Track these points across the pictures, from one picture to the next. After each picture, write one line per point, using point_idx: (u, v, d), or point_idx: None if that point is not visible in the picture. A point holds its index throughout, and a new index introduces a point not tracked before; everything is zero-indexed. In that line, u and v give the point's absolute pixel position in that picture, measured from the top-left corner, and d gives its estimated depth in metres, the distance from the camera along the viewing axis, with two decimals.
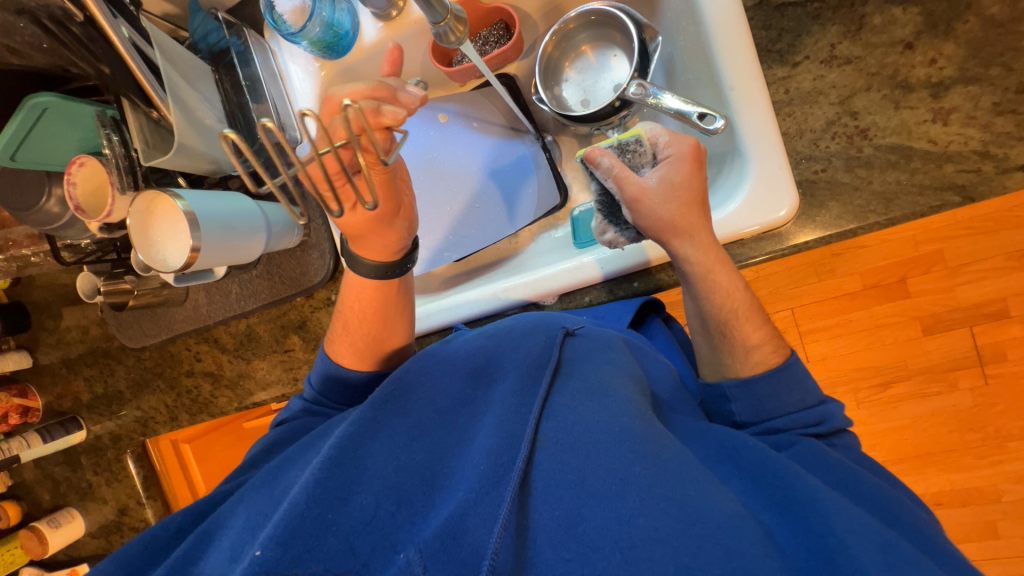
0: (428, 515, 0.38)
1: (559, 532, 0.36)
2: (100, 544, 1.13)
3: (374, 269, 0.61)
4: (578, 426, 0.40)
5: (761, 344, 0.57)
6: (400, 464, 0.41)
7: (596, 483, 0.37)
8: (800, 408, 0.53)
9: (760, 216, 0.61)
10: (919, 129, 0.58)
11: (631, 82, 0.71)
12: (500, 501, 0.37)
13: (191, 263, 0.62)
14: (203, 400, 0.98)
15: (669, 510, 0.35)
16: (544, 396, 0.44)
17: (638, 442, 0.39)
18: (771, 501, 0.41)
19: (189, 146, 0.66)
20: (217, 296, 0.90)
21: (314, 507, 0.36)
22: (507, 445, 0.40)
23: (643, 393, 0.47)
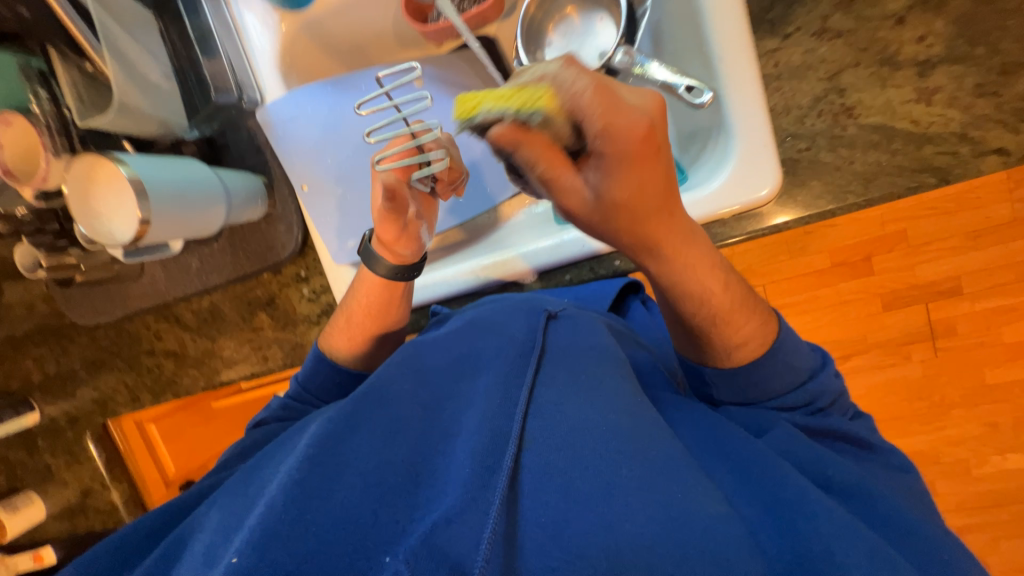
0: (414, 519, 0.38)
1: (546, 540, 0.35)
2: (65, 525, 1.11)
3: (389, 270, 0.64)
4: (567, 425, 0.40)
5: (745, 342, 0.48)
6: (382, 460, 0.42)
7: (584, 485, 0.37)
8: (787, 391, 0.48)
9: (740, 195, 0.60)
10: (903, 109, 0.58)
11: (617, 50, 0.67)
12: (493, 495, 0.37)
13: (141, 237, 0.56)
14: (166, 380, 0.93)
15: (657, 517, 0.35)
16: (528, 390, 0.44)
17: (625, 442, 0.39)
18: (759, 498, 0.40)
19: (131, 107, 0.59)
20: (175, 271, 0.84)
21: (290, 509, 0.37)
22: (491, 446, 0.40)
23: (635, 385, 0.48)
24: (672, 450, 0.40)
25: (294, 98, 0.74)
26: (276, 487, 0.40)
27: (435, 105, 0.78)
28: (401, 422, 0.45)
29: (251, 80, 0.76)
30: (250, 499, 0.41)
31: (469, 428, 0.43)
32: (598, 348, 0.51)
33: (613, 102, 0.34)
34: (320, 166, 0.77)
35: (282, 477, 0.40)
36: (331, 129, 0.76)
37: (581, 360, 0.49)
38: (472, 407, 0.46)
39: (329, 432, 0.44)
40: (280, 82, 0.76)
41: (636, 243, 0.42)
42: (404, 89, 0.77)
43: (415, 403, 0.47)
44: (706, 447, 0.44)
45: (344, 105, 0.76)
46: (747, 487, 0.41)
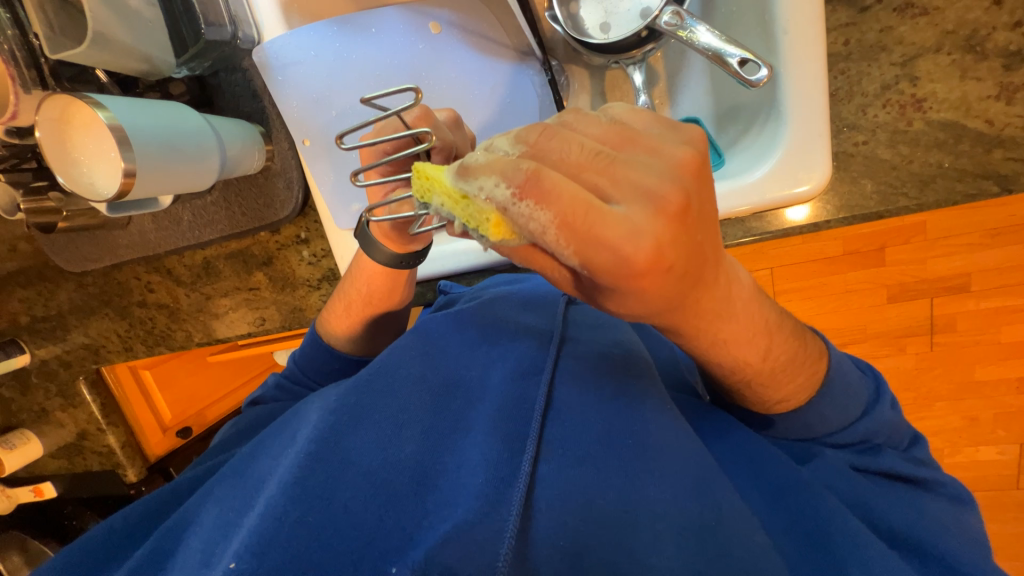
0: (423, 523, 0.39)
1: (559, 561, 0.37)
2: (63, 464, 1.09)
3: (389, 259, 0.61)
4: (587, 440, 0.42)
5: (786, 393, 0.45)
6: (386, 458, 0.42)
7: (603, 508, 0.39)
8: (835, 427, 0.47)
9: (781, 189, 0.55)
10: (979, 107, 0.52)
11: (665, 9, 0.59)
12: (510, 506, 0.38)
13: (126, 192, 0.51)
14: (159, 333, 0.91)
15: (688, 546, 0.37)
16: (546, 395, 0.45)
17: (650, 461, 0.41)
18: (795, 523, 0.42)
19: (109, 38, 0.52)
20: (166, 223, 0.79)
21: (293, 509, 0.38)
22: (508, 455, 0.41)
23: (659, 394, 0.47)
24: (697, 467, 0.42)
25: (295, 37, 0.66)
26: (281, 483, 0.40)
27: (452, 56, 0.70)
28: (411, 417, 0.45)
29: (246, 12, 0.67)
30: (249, 500, 0.43)
31: (480, 431, 0.44)
32: (614, 351, 0.51)
33: (597, 233, 0.28)
34: (323, 118, 0.69)
35: (286, 472, 0.41)
36: (335, 76, 0.68)
37: (598, 364, 0.49)
38: (483, 404, 0.46)
39: (336, 428, 0.44)
40: (280, 19, 0.68)
41: (668, 323, 0.36)
42: (420, 36, 0.69)
43: (426, 398, 0.47)
44: (739, 461, 0.45)
45: (351, 49, 0.68)
46: (771, 503, 0.43)
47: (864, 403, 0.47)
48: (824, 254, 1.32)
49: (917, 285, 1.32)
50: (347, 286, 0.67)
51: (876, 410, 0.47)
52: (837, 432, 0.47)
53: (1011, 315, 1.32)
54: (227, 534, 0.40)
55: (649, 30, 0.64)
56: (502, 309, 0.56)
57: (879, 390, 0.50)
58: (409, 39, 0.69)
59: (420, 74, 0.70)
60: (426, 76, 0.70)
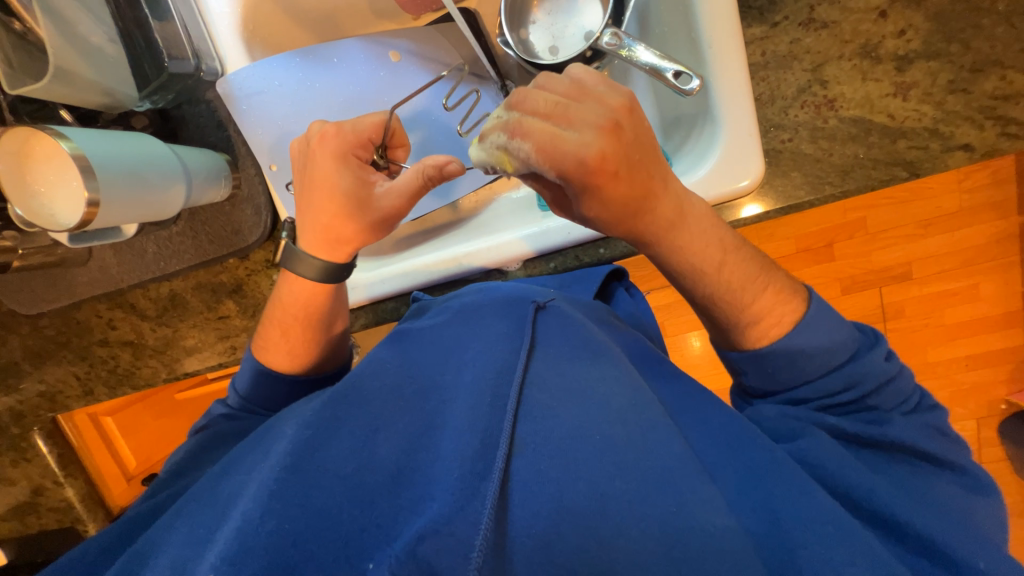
0: (399, 522, 0.39)
1: (537, 552, 0.37)
2: (15, 525, 1.01)
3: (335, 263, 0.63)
4: (558, 430, 0.42)
5: (760, 318, 0.50)
6: (363, 461, 0.42)
7: (576, 497, 0.39)
8: (822, 373, 0.49)
9: (721, 186, 0.61)
10: (881, 103, 0.59)
11: (605, 31, 0.65)
12: (484, 499, 0.38)
13: (89, 220, 0.50)
14: (123, 371, 0.87)
15: (651, 532, 0.37)
16: (519, 389, 0.45)
17: (619, 453, 0.41)
18: (758, 502, 0.41)
19: (72, 74, 0.53)
20: (130, 256, 0.78)
21: (268, 521, 0.38)
22: (482, 452, 0.41)
23: (637, 384, 0.48)
24: (673, 454, 0.42)
25: (258, 69, 0.69)
26: (257, 496, 0.40)
27: (412, 82, 0.74)
28: (387, 420, 0.46)
29: (210, 48, 0.70)
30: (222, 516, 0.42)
31: (456, 427, 0.43)
32: (588, 339, 0.52)
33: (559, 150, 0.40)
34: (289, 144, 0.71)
35: (263, 485, 0.40)
36: (300, 103, 0.71)
37: (573, 356, 0.50)
38: (456, 402, 0.46)
39: (311, 440, 0.44)
40: (242, 49, 0.71)
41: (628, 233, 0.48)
42: (381, 65, 0.73)
43: (401, 403, 0.47)
44: (715, 451, 0.45)
45: (314, 78, 0.71)
46: (742, 486, 0.43)
47: (851, 351, 0.49)
48: (780, 253, 1.41)
49: (865, 276, 1.42)
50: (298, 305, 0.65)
51: (864, 357, 0.49)
52: (820, 378, 0.49)
53: (950, 298, 1.43)
54: (199, 551, 0.39)
55: (594, 51, 0.70)
56: (477, 310, 0.57)
57: (874, 345, 0.50)
58: (370, 66, 0.73)
59: (383, 97, 0.74)
60: (388, 100, 0.74)
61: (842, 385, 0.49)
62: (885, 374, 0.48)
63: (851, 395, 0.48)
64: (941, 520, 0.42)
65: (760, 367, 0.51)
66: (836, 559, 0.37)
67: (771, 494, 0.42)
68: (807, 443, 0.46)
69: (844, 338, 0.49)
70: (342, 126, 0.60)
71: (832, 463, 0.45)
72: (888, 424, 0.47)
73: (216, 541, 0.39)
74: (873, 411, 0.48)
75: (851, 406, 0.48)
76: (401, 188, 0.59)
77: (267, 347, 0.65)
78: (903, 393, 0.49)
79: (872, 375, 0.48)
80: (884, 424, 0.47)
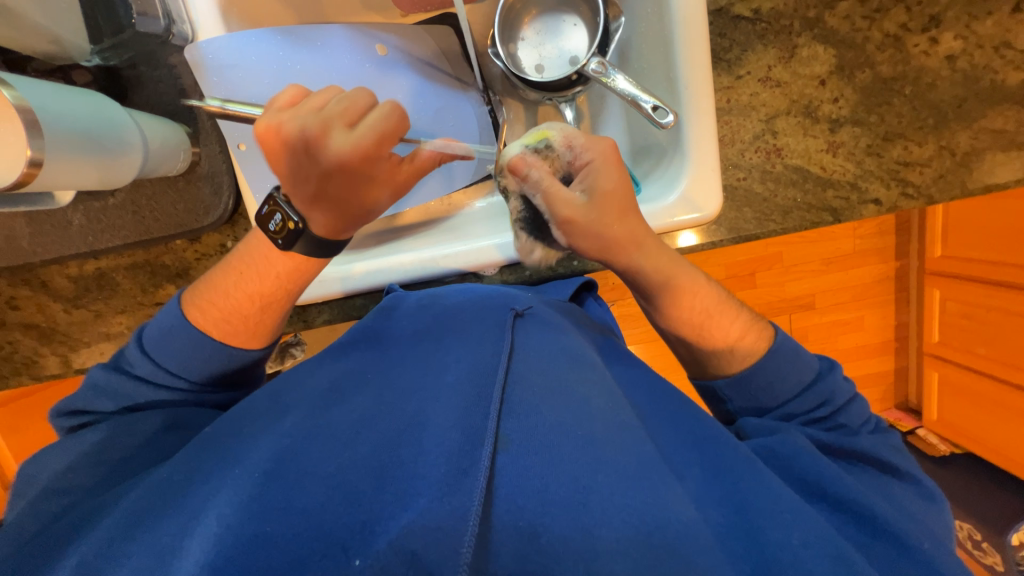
0: (385, 519, 0.33)
1: (522, 543, 0.33)
2: None
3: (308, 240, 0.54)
4: (541, 428, 0.39)
5: (743, 335, 0.55)
6: (343, 462, 0.37)
7: (560, 492, 0.35)
8: (798, 390, 0.53)
9: (684, 212, 0.68)
10: (817, 157, 0.70)
11: (592, 59, 0.70)
12: (472, 493, 0.34)
13: (26, 182, 0.44)
14: (20, 358, 0.75)
15: (630, 520, 0.35)
16: (502, 390, 0.41)
17: (600, 447, 0.38)
18: (726, 496, 0.41)
19: (17, 14, 0.46)
20: (50, 226, 0.68)
21: (247, 525, 0.34)
22: (467, 448, 0.37)
23: (612, 391, 0.47)
24: (648, 450, 0.41)
25: (235, 42, 0.64)
26: (232, 499, 0.36)
27: (398, 78, 0.74)
28: (366, 420, 0.40)
29: (180, 10, 0.64)
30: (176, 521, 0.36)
31: (439, 424, 0.39)
32: (569, 348, 0.50)
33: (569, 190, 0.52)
34: None
35: (237, 491, 0.36)
36: (276, 84, 0.67)
37: (554, 359, 0.48)
38: (439, 402, 0.41)
39: (289, 445, 0.39)
40: (218, 20, 0.66)
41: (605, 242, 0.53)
42: (367, 57, 0.72)
43: (379, 401, 0.42)
44: (685, 450, 0.44)
45: (294, 60, 0.68)
46: (714, 479, 0.42)
47: (816, 371, 0.54)
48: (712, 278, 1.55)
49: (779, 303, 1.61)
50: (255, 281, 0.55)
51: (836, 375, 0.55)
52: (794, 399, 0.53)
53: (843, 327, 1.67)
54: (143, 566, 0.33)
55: (579, 76, 0.75)
56: (455, 319, 0.54)
57: (833, 367, 0.56)
58: (356, 57, 0.71)
59: (367, 90, 0.73)
60: (372, 92, 0.73)
61: (814, 403, 0.53)
62: (847, 393, 0.54)
63: (825, 412, 0.52)
64: (901, 517, 0.44)
65: (742, 391, 0.55)
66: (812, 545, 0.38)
67: (736, 487, 0.41)
68: (783, 439, 0.48)
69: (808, 358, 0.55)
70: (355, 147, 0.51)
71: (803, 459, 0.46)
72: (854, 436, 0.51)
73: (171, 547, 0.34)
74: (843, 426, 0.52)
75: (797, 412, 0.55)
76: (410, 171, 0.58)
77: (207, 324, 0.54)
78: (862, 414, 0.54)
79: (836, 393, 0.53)
80: (851, 436, 0.51)
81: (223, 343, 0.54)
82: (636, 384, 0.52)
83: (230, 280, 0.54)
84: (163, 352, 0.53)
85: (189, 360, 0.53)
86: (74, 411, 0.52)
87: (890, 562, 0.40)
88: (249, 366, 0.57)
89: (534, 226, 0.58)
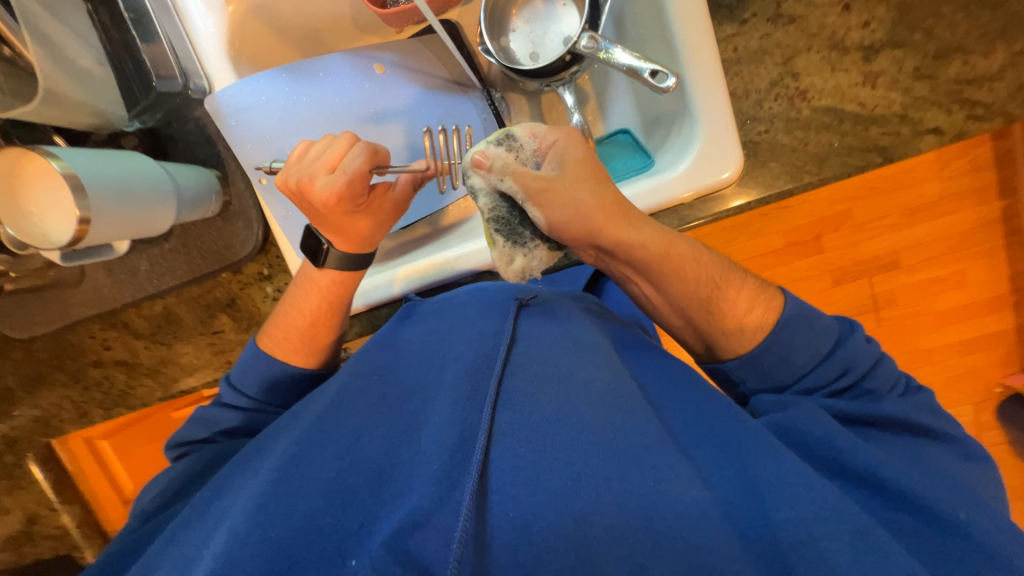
0: (380, 516, 0.34)
1: (516, 537, 0.33)
2: (12, 557, 0.97)
3: (340, 261, 0.62)
4: (535, 414, 0.39)
5: (748, 310, 0.51)
6: (346, 464, 0.38)
7: (553, 479, 0.35)
8: (816, 361, 0.49)
9: (705, 178, 0.63)
10: (851, 93, 0.61)
11: (582, 35, 0.67)
12: (464, 488, 0.34)
13: (81, 238, 0.51)
14: (117, 391, 0.86)
15: (627, 504, 0.34)
16: (498, 379, 0.42)
17: (595, 431, 0.38)
18: (737, 475, 0.39)
19: (60, 95, 0.54)
20: (122, 275, 0.78)
21: (254, 530, 0.34)
22: (460, 443, 0.37)
23: (614, 374, 0.45)
24: (649, 434, 0.39)
25: (246, 85, 0.70)
26: (244, 509, 0.36)
27: (397, 91, 0.76)
28: (369, 422, 0.41)
29: (196, 65, 0.70)
30: (213, 528, 0.38)
31: (435, 420, 0.39)
32: (571, 333, 0.49)
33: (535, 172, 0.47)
34: (276, 157, 0.72)
35: (250, 499, 0.37)
36: (288, 118, 0.73)
37: (556, 346, 0.47)
38: (437, 400, 0.41)
39: (292, 455, 0.40)
40: (230, 68, 0.71)
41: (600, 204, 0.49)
42: (366, 76, 0.75)
43: (381, 402, 0.43)
44: (693, 431, 0.42)
45: (300, 92, 0.73)
46: (725, 454, 0.40)
47: (836, 336, 0.50)
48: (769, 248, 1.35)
49: (855, 267, 1.39)
50: (309, 301, 0.64)
51: (849, 340, 0.50)
52: (815, 369, 0.49)
53: (941, 284, 1.40)
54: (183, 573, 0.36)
55: (572, 55, 0.72)
56: (457, 311, 0.53)
57: (852, 330, 0.51)
58: (355, 79, 0.75)
59: (367, 108, 0.76)
60: (374, 109, 0.76)
61: (837, 371, 0.49)
62: (872, 356, 0.50)
63: (848, 380, 0.48)
64: (943, 487, 0.41)
65: (756, 371, 0.50)
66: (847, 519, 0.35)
67: (748, 465, 0.39)
68: (799, 411, 0.45)
69: (825, 324, 0.50)
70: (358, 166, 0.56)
71: (829, 436, 0.43)
72: (881, 400, 0.47)
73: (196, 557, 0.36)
74: (870, 392, 0.48)
75: (845, 353, 0.49)
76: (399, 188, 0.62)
77: (274, 345, 0.63)
78: (893, 375, 0.49)
79: (860, 358, 0.49)
80: (878, 400, 0.47)
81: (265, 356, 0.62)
82: (651, 370, 0.50)
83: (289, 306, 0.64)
84: (239, 379, 0.61)
85: (251, 377, 0.61)
86: (178, 443, 0.59)
87: (933, 542, 0.38)
88: (290, 382, 0.62)
89: (508, 231, 0.50)
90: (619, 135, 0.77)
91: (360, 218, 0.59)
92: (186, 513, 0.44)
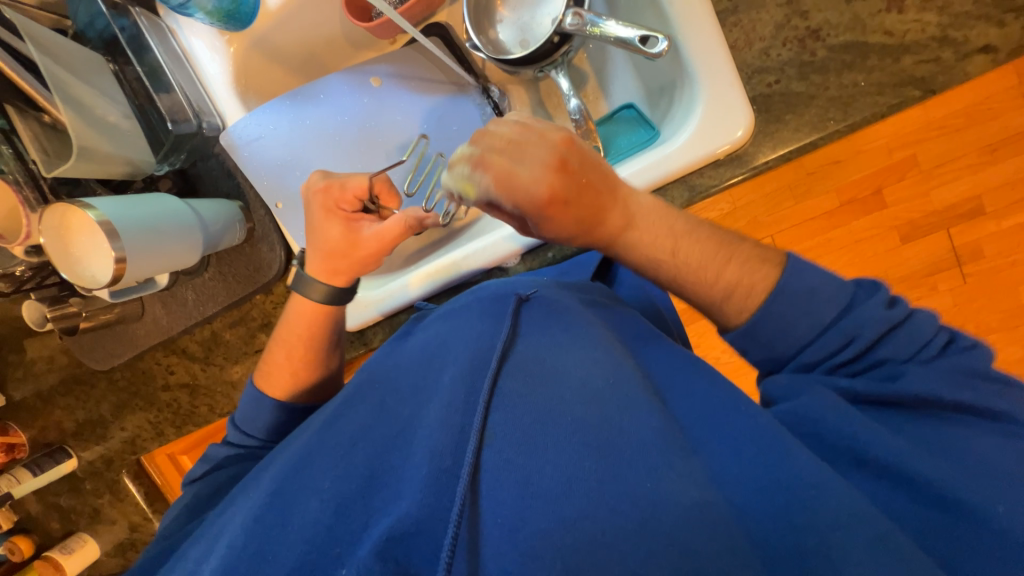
0: (370, 524, 0.36)
1: (503, 540, 0.34)
2: (120, 562, 1.04)
3: (324, 295, 0.65)
4: (526, 418, 0.38)
5: (736, 284, 0.50)
6: (340, 474, 0.39)
7: (540, 481, 0.36)
8: (817, 334, 0.48)
9: (710, 143, 0.59)
10: (874, 22, 0.57)
11: (567, 13, 0.64)
12: (454, 493, 0.36)
13: (120, 275, 0.57)
14: (185, 411, 0.94)
15: (619, 507, 0.34)
16: (492, 380, 0.41)
17: (585, 430, 0.38)
18: (746, 472, 0.39)
19: (92, 151, 0.60)
20: (174, 305, 0.85)
21: (251, 544, 0.36)
22: (453, 447, 0.38)
23: (610, 363, 0.44)
24: (649, 428, 0.39)
25: (253, 117, 0.74)
26: (245, 521, 0.38)
27: (396, 102, 0.78)
28: (364, 431, 0.43)
29: (210, 105, 0.76)
30: (207, 552, 0.40)
31: (427, 426, 0.40)
32: (571, 325, 0.48)
33: (505, 224, 0.51)
34: (288, 180, 0.76)
35: (251, 512, 0.39)
36: (296, 142, 0.76)
37: (551, 341, 0.46)
38: (432, 403, 0.42)
39: (295, 465, 0.42)
40: (237, 101, 0.76)
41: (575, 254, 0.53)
42: (364, 92, 0.77)
43: (378, 409, 0.45)
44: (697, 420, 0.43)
45: (304, 116, 0.76)
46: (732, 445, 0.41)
47: (846, 301, 0.48)
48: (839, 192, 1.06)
49: None
50: (286, 334, 0.66)
51: (858, 306, 0.47)
52: (815, 341, 0.48)
53: None
54: None
55: (561, 35, 0.69)
56: (456, 313, 0.53)
57: (874, 294, 0.48)
58: (354, 96, 0.77)
59: (369, 123, 0.78)
60: (375, 124, 0.78)
61: (843, 339, 0.47)
62: (890, 321, 0.46)
63: (856, 348, 0.47)
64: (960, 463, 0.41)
65: (755, 342, 0.50)
66: (838, 509, 0.36)
67: (753, 456, 0.40)
68: (808, 399, 0.46)
69: (835, 291, 0.48)
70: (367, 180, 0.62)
71: (829, 419, 0.44)
72: (900, 378, 0.45)
73: (200, 569, 0.38)
74: (882, 362, 0.46)
75: (853, 320, 0.47)
76: (388, 229, 0.61)
77: (269, 384, 0.65)
78: (921, 335, 0.46)
79: (871, 325, 0.46)
80: (898, 378, 0.45)
81: (264, 392, 0.64)
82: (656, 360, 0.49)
83: (276, 348, 0.66)
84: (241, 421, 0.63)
85: (256, 417, 0.63)
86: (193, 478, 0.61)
87: (932, 518, 0.39)
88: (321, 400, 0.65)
89: None
90: (623, 111, 0.73)
91: (332, 222, 0.62)
92: (218, 514, 0.47)
